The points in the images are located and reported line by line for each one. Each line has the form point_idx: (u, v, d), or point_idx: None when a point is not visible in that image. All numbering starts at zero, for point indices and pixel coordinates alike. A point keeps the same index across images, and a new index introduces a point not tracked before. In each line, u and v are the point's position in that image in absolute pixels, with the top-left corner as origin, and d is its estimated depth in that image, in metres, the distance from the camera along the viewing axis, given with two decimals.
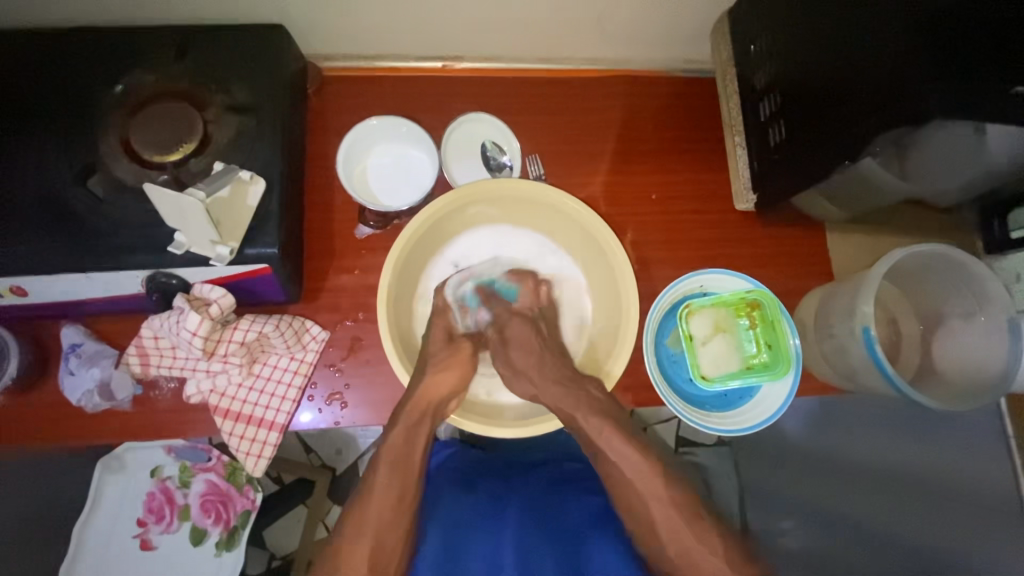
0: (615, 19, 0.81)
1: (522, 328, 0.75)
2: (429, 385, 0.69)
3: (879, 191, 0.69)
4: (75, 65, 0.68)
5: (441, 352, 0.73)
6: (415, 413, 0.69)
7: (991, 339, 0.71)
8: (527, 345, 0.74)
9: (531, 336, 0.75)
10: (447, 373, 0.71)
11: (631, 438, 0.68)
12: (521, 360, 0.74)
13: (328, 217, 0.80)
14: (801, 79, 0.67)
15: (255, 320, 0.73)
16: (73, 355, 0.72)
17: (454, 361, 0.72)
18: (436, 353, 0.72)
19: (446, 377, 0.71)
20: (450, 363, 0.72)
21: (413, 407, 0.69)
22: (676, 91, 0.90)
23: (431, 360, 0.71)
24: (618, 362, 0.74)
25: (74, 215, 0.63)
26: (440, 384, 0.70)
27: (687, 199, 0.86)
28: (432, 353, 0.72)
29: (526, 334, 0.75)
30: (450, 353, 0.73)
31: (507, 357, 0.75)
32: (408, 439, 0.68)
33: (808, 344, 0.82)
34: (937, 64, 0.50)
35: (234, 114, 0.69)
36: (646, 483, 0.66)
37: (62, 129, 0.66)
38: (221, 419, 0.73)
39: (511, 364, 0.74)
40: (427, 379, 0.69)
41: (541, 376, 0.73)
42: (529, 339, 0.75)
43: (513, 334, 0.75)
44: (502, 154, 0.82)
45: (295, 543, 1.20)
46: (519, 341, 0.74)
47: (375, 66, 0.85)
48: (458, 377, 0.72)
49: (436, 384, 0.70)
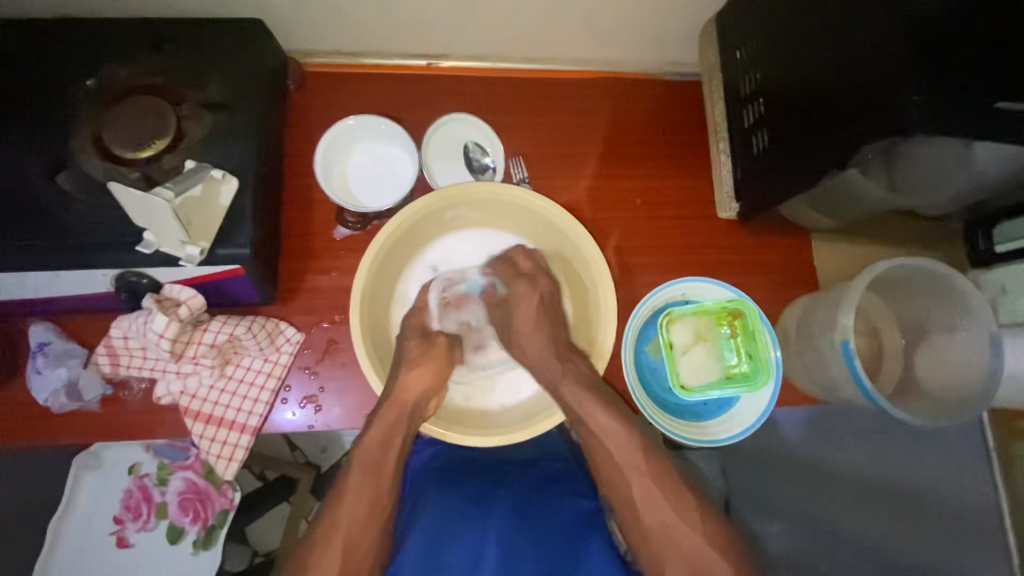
0: (601, 21, 0.79)
1: (528, 288, 0.74)
2: (405, 381, 0.69)
3: (862, 201, 0.68)
4: (48, 58, 0.67)
5: (419, 349, 0.72)
6: (390, 413, 0.67)
7: (973, 353, 0.70)
8: (529, 308, 0.73)
9: (536, 300, 0.73)
10: (424, 369, 0.71)
11: (605, 435, 0.65)
12: (522, 316, 0.73)
13: (306, 217, 0.79)
14: (788, 87, 0.65)
15: (227, 322, 0.72)
16: (41, 354, 0.70)
17: (429, 358, 0.72)
18: (408, 352, 0.72)
19: (422, 374, 0.70)
20: (425, 359, 0.72)
21: (388, 407, 0.68)
22: (662, 95, 0.88)
23: (406, 358, 0.71)
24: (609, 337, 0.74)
25: (41, 212, 0.62)
26: (412, 379, 0.69)
27: (671, 204, 0.85)
28: (408, 351, 0.72)
29: (530, 296, 0.73)
30: (425, 350, 0.73)
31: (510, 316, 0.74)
32: (385, 439, 0.66)
33: (790, 355, 0.81)
34: (923, 78, 0.49)
35: (209, 110, 0.67)
36: (624, 456, 0.64)
37: (32, 124, 0.64)
38: (192, 421, 0.72)
39: (512, 323, 0.74)
40: (402, 375, 0.69)
41: (533, 341, 0.72)
42: (530, 302, 0.73)
43: (517, 297, 0.74)
44: (485, 155, 0.81)
45: (278, 540, 1.21)
46: (522, 303, 0.74)
47: (357, 63, 0.83)
48: (432, 375, 0.71)
49: (410, 382, 0.69)
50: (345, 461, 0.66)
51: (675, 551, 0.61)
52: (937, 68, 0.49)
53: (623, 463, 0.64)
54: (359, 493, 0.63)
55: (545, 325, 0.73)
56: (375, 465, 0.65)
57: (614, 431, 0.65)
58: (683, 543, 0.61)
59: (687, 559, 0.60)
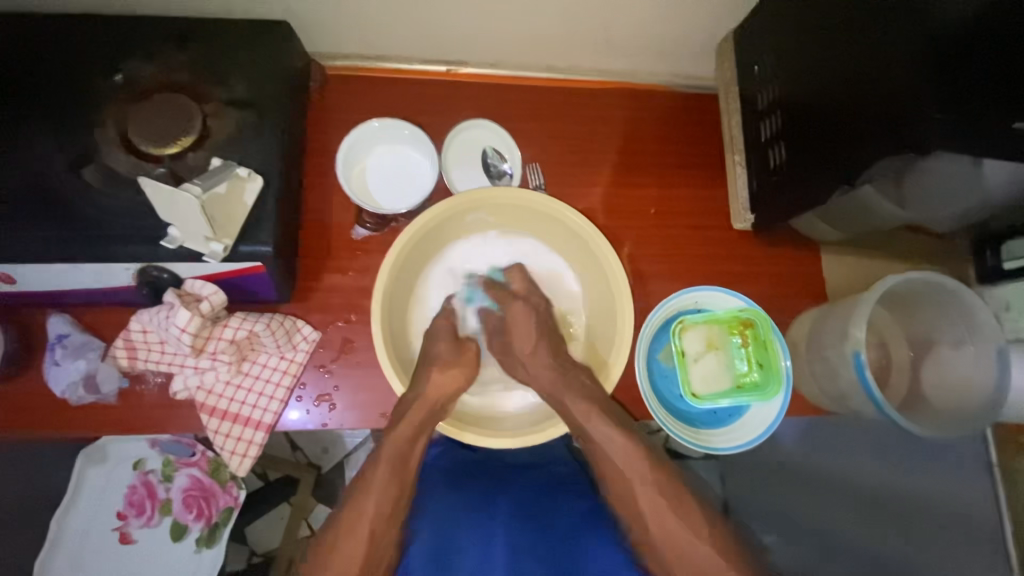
0: (620, 33, 0.81)
1: (522, 311, 0.76)
2: (434, 382, 0.70)
3: (874, 216, 0.69)
4: (77, 52, 0.68)
5: (450, 353, 0.74)
6: (418, 413, 0.68)
7: (980, 367, 0.71)
8: (527, 328, 0.75)
9: (531, 319, 0.75)
10: (451, 373, 0.72)
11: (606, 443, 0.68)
12: (520, 347, 0.75)
13: (324, 217, 0.79)
14: (804, 102, 0.67)
15: (246, 319, 0.73)
16: (59, 345, 0.71)
17: (460, 361, 0.74)
18: (440, 354, 0.73)
19: (453, 376, 0.72)
20: (456, 364, 0.73)
21: (418, 405, 0.69)
22: (677, 107, 0.90)
23: (438, 360, 0.73)
24: (623, 348, 0.74)
25: (68, 204, 0.62)
26: (438, 381, 0.70)
27: (684, 214, 0.86)
28: (438, 354, 0.73)
29: (523, 320, 0.75)
30: (456, 353, 0.74)
31: (510, 346, 0.76)
32: (412, 436, 0.68)
33: (800, 366, 0.82)
34: (941, 97, 0.51)
35: (235, 110, 0.68)
36: (640, 459, 0.67)
37: (60, 117, 0.65)
38: (207, 416, 0.72)
39: (509, 347, 0.76)
40: (431, 375, 0.70)
41: (535, 364, 0.74)
42: (525, 322, 0.75)
43: (513, 316, 0.76)
44: (503, 161, 0.82)
45: (277, 541, 1.19)
46: (518, 323, 0.75)
47: (380, 67, 0.85)
48: (462, 376, 0.72)
49: (442, 383, 0.70)
50: (369, 451, 0.68)
51: (679, 550, 0.63)
52: (956, 88, 0.50)
53: (641, 464, 0.67)
54: (378, 484, 0.65)
55: (545, 343, 0.75)
56: (393, 459, 0.67)
57: (625, 440, 0.68)
58: (687, 539, 0.64)
59: (693, 557, 0.62)
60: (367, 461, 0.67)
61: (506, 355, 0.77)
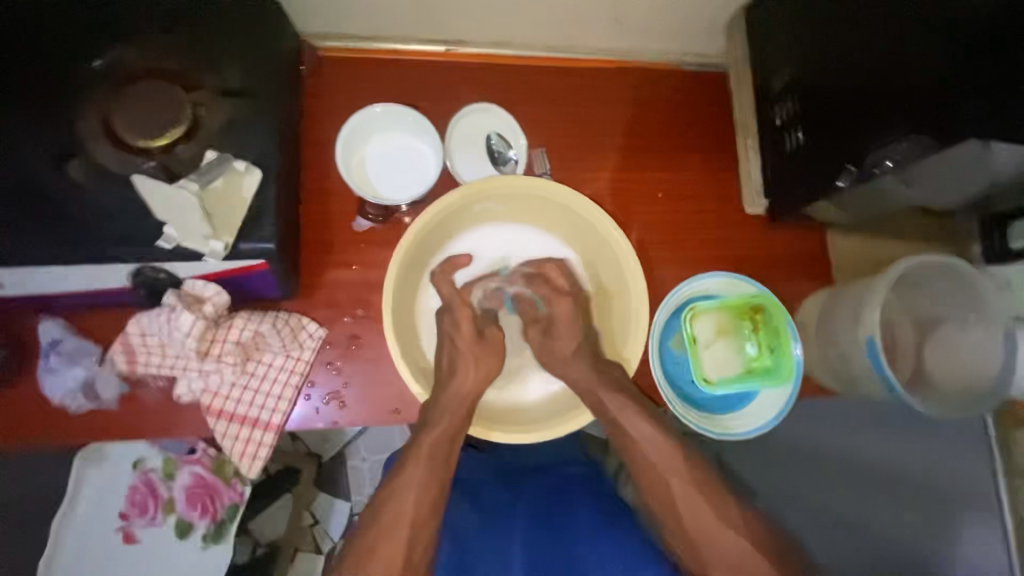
0: (629, 11, 0.78)
1: (569, 307, 0.74)
2: (468, 381, 0.71)
3: (890, 198, 0.69)
4: (48, 35, 0.62)
5: (477, 348, 0.73)
6: (453, 419, 0.69)
7: (986, 349, 0.74)
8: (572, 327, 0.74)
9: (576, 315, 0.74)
10: (475, 369, 0.72)
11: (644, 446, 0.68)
12: (561, 342, 0.74)
13: (324, 208, 0.76)
14: (819, 84, 0.66)
15: (250, 319, 0.71)
16: (53, 352, 0.69)
17: (488, 351, 0.73)
18: (467, 349, 0.72)
19: (480, 371, 0.72)
20: (486, 354, 0.73)
21: (456, 408, 0.69)
22: (685, 87, 0.88)
23: (467, 356, 0.72)
24: (637, 348, 0.75)
25: (53, 203, 0.59)
26: (475, 380, 0.71)
27: (693, 198, 0.85)
28: (466, 351, 0.72)
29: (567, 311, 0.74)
30: (484, 344, 0.74)
31: (550, 339, 0.74)
32: (452, 436, 0.68)
33: (809, 350, 0.82)
34: (960, 77, 0.49)
35: (229, 98, 0.64)
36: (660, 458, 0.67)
37: (36, 107, 0.60)
38: (214, 419, 0.70)
39: (553, 347, 0.74)
40: (469, 373, 0.71)
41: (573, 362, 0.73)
42: (573, 319, 0.74)
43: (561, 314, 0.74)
44: (508, 147, 0.80)
45: (283, 527, 1.16)
46: (564, 322, 0.74)
47: (374, 48, 0.80)
48: (491, 369, 0.73)
49: (466, 379, 0.70)
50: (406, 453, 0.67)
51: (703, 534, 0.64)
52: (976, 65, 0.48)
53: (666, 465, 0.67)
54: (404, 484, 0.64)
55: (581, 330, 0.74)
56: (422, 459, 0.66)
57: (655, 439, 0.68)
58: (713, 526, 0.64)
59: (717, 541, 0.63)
60: (405, 462, 0.67)
61: (543, 348, 0.75)
